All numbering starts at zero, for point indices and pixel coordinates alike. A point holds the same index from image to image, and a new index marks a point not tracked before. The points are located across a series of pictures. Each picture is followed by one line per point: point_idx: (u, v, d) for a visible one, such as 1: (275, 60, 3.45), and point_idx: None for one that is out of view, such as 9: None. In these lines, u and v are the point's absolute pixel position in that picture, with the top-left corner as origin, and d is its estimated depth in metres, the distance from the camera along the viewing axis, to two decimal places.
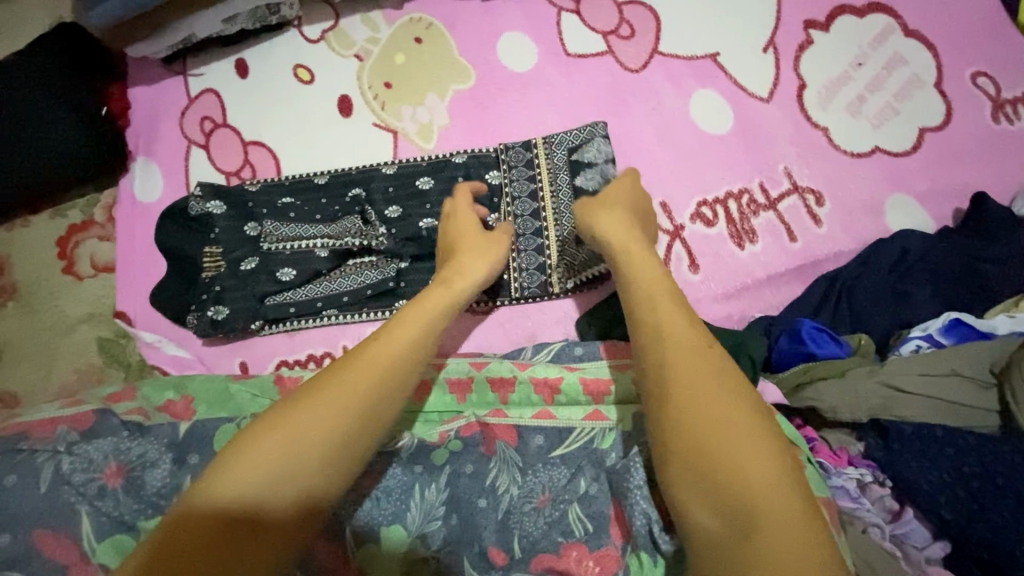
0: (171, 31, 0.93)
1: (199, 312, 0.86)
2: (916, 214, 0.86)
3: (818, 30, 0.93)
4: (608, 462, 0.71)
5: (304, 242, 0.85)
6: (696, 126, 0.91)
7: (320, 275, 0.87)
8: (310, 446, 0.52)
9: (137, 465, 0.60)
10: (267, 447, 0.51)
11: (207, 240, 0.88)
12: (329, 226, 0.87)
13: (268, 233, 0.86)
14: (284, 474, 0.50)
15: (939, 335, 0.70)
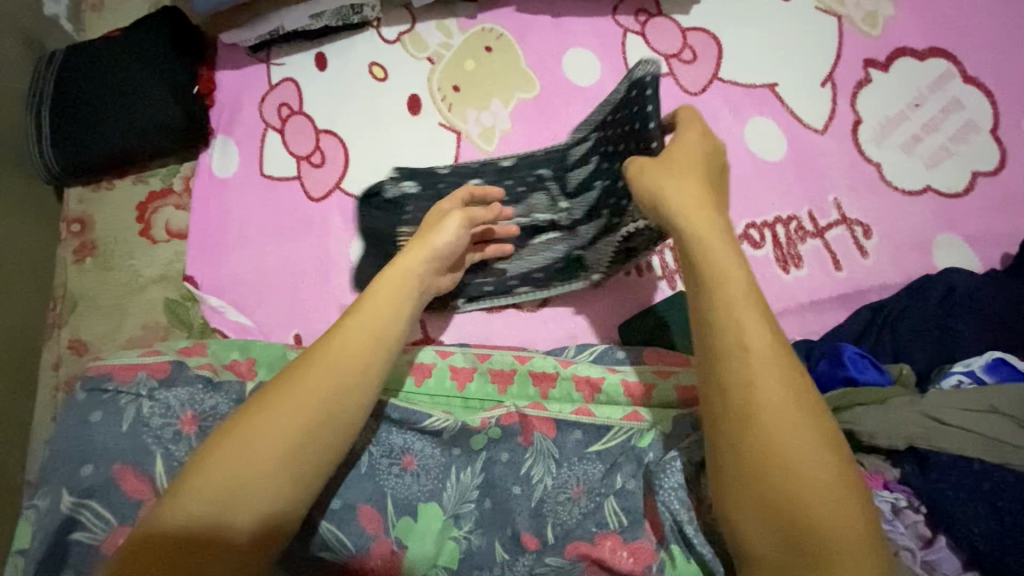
0: (263, 22, 1.00)
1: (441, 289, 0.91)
2: (964, 254, 0.87)
3: (877, 70, 0.96)
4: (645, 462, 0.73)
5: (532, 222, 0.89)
6: (750, 151, 0.94)
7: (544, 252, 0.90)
8: (278, 435, 0.55)
9: (210, 416, 0.63)
10: (236, 451, 0.54)
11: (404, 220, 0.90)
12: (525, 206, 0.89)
13: None
14: (261, 466, 0.54)
15: (982, 372, 0.71)
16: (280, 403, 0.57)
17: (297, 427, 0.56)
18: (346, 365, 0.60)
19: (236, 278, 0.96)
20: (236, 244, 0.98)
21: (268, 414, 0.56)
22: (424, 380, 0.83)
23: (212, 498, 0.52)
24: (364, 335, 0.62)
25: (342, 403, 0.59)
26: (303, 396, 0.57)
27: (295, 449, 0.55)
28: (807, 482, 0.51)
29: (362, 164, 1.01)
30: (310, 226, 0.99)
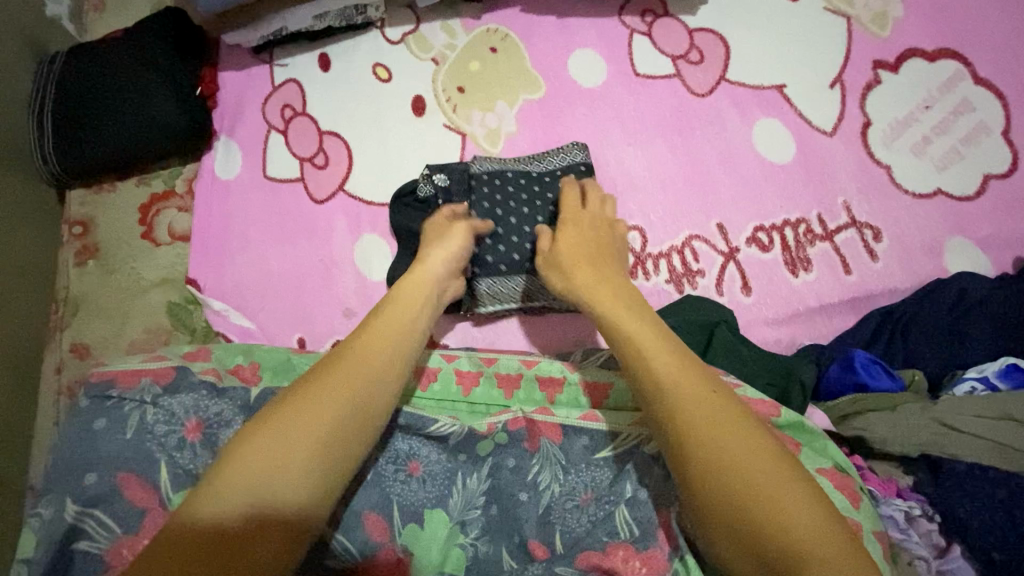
0: (266, 22, 0.99)
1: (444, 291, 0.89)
2: (975, 258, 0.86)
3: (887, 71, 0.95)
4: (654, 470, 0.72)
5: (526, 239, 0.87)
6: (758, 153, 0.93)
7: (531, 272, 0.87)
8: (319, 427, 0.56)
9: (214, 423, 0.62)
10: (269, 450, 0.54)
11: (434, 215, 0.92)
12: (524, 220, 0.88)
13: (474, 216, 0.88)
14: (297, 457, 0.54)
15: (997, 379, 0.70)
16: (319, 406, 0.57)
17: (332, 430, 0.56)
18: (379, 372, 0.61)
19: (240, 281, 0.96)
20: (239, 247, 0.97)
21: (304, 417, 0.56)
22: (430, 384, 0.82)
23: (244, 495, 0.52)
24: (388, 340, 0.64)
25: (374, 409, 0.59)
26: (337, 398, 0.58)
27: (328, 453, 0.55)
28: (754, 479, 0.52)
29: (366, 166, 1.00)
30: (314, 229, 0.98)
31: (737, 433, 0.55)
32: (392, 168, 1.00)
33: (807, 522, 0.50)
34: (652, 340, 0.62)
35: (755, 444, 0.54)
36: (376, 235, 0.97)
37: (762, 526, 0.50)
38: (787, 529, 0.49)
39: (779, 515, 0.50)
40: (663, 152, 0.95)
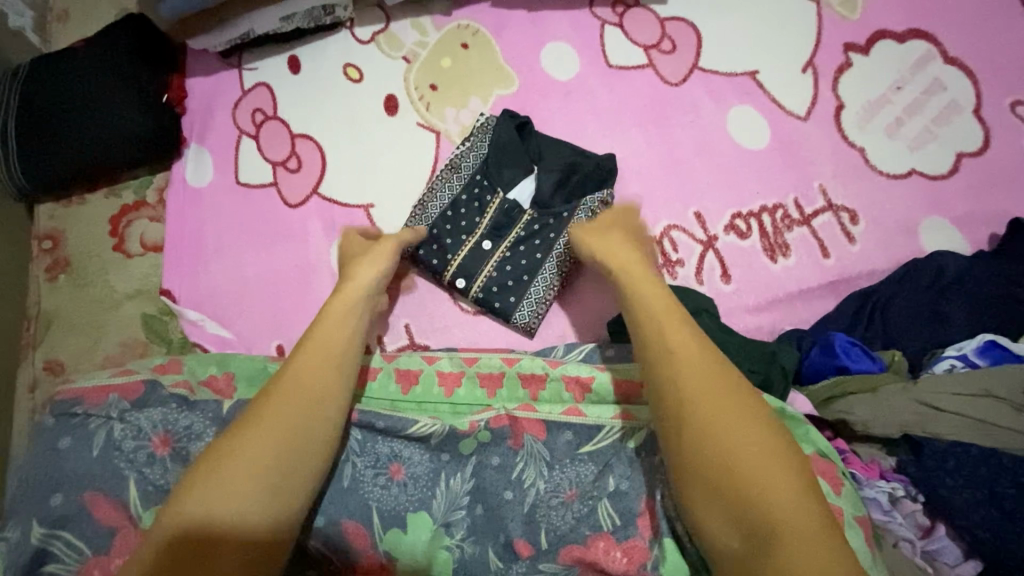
0: (233, 26, 0.98)
1: (522, 301, 0.87)
2: (952, 237, 0.85)
3: (858, 54, 0.95)
4: (639, 460, 0.72)
5: (503, 208, 0.88)
6: (734, 141, 0.93)
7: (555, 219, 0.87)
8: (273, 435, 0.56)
9: (184, 437, 0.61)
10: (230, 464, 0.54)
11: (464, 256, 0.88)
12: (496, 196, 0.88)
13: (463, 241, 0.88)
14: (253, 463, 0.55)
15: (975, 355, 0.70)
16: (270, 412, 0.57)
17: (289, 432, 0.56)
18: (324, 373, 0.61)
19: (213, 291, 0.94)
20: (213, 255, 0.96)
21: (259, 424, 0.57)
22: (412, 387, 0.81)
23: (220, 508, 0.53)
24: (326, 344, 0.62)
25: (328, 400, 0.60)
26: (288, 402, 0.58)
27: (280, 457, 0.55)
28: (727, 459, 0.53)
29: (339, 168, 0.99)
30: (288, 233, 0.96)
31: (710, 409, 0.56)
32: (366, 170, 0.99)
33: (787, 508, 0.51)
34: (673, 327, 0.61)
35: (737, 416, 0.55)
36: (352, 237, 0.96)
37: (732, 498, 0.52)
38: (759, 500, 0.51)
39: (755, 484, 0.52)
40: (639, 143, 0.95)
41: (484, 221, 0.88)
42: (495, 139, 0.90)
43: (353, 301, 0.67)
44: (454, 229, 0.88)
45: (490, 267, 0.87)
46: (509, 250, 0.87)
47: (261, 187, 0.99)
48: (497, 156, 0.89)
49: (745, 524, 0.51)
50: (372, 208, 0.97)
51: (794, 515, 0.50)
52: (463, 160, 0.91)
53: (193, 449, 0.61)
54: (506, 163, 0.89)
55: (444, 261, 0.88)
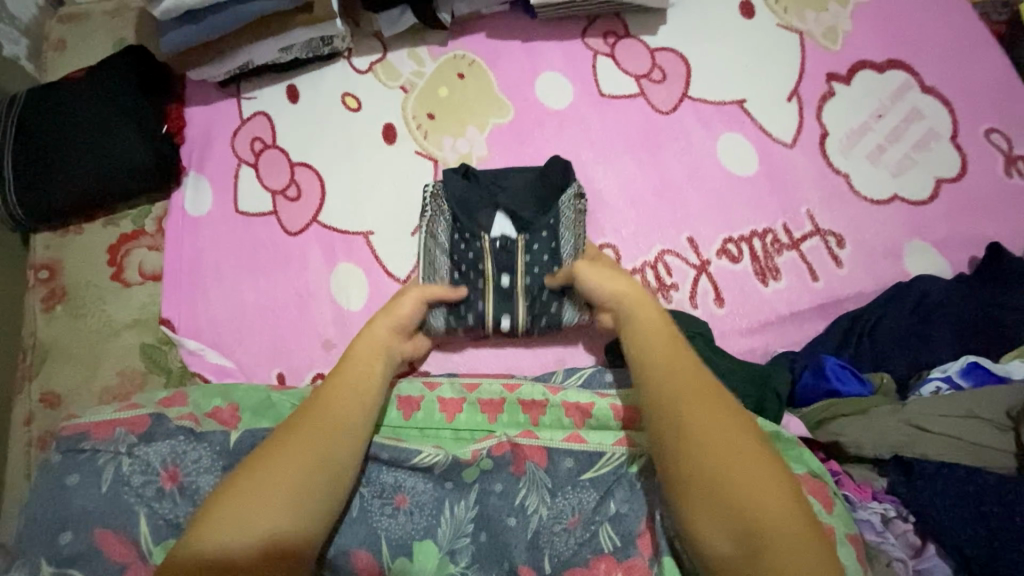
0: (230, 57, 1.00)
1: (554, 312, 0.87)
2: (933, 259, 0.88)
3: (840, 83, 0.99)
4: (639, 486, 0.73)
5: (490, 252, 0.87)
6: (724, 168, 0.96)
7: (545, 232, 0.88)
8: (300, 460, 0.58)
9: (193, 472, 0.61)
10: (243, 499, 0.55)
11: (477, 307, 0.87)
12: (483, 245, 0.88)
13: (468, 298, 0.87)
14: (286, 485, 0.56)
15: (959, 377, 0.73)
16: (281, 449, 0.59)
17: (298, 479, 0.57)
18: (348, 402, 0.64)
19: (213, 320, 0.94)
20: (212, 283, 0.96)
21: (268, 462, 0.58)
22: (413, 413, 0.82)
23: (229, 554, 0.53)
24: (347, 378, 0.66)
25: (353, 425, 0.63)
26: (305, 433, 0.60)
27: (311, 479, 0.58)
28: (733, 483, 0.54)
29: (338, 196, 1.00)
30: (287, 260, 0.97)
31: (717, 434, 0.57)
32: (365, 197, 1.00)
33: (784, 515, 0.53)
34: (668, 348, 0.64)
35: (735, 428, 0.57)
36: (352, 264, 0.97)
37: (736, 521, 0.53)
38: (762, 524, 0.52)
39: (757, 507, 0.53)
40: (632, 170, 0.97)
41: (488, 266, 0.87)
42: (455, 198, 0.89)
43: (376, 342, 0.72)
44: (472, 282, 0.88)
45: (523, 301, 0.87)
46: (528, 278, 0.86)
47: (260, 214, 1.00)
48: (464, 211, 0.89)
49: (749, 550, 0.52)
50: (371, 235, 0.98)
51: (794, 541, 0.51)
52: (434, 230, 0.90)
53: (201, 484, 0.61)
54: (479, 210, 0.89)
55: (479, 317, 0.87)
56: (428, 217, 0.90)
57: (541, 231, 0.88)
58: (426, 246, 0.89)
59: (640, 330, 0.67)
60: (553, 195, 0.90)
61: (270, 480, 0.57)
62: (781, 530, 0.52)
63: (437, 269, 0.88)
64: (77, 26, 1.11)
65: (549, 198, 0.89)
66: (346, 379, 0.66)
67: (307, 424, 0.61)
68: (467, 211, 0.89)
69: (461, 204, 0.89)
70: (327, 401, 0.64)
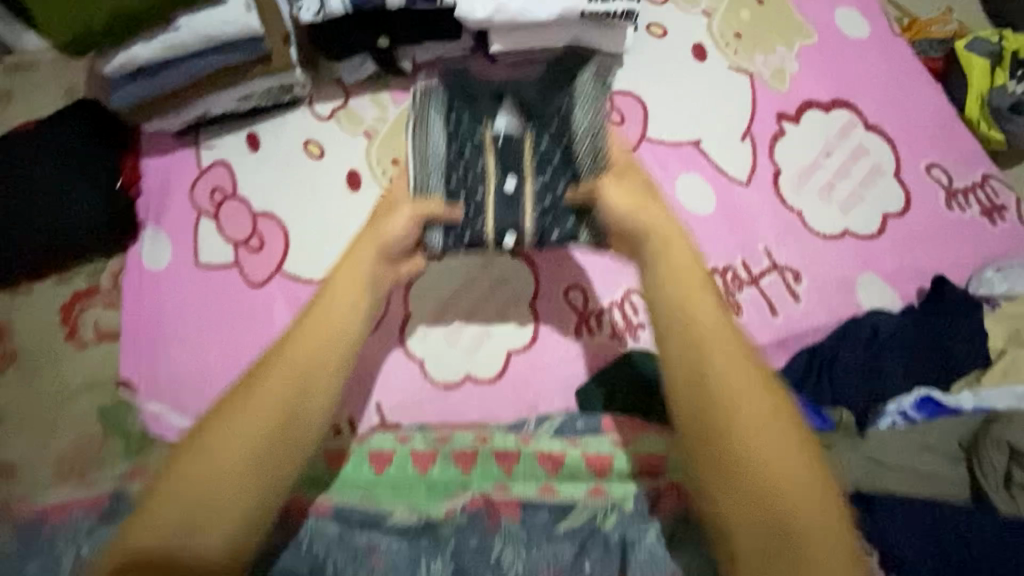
0: (187, 108, 0.98)
1: (562, 228, 0.83)
2: (884, 293, 0.92)
3: (789, 123, 1.03)
4: (614, 540, 0.70)
5: (491, 160, 0.81)
6: (684, 207, 0.99)
7: (557, 134, 0.82)
8: (243, 438, 0.60)
9: None
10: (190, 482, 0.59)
11: (478, 204, 0.80)
12: (488, 137, 0.82)
13: (472, 188, 0.80)
14: (227, 467, 0.59)
15: (912, 410, 0.76)
16: (216, 426, 0.61)
17: (258, 433, 0.60)
18: (291, 381, 0.63)
19: (176, 379, 0.92)
20: (174, 341, 0.94)
21: (208, 439, 0.61)
22: (385, 469, 0.82)
23: (188, 536, 0.57)
24: (297, 356, 0.65)
25: (291, 401, 0.63)
26: (244, 415, 0.61)
27: (251, 456, 0.60)
28: (773, 488, 0.58)
29: (303, 245, 0.99)
30: (252, 313, 0.95)
31: (754, 432, 0.60)
32: (330, 245, 0.99)
33: (816, 515, 0.57)
34: (722, 342, 0.65)
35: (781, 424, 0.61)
36: None
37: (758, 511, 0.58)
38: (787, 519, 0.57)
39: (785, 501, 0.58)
40: None
41: (491, 164, 0.81)
42: (453, 96, 0.83)
43: (332, 319, 0.68)
44: (468, 167, 0.80)
45: (531, 209, 0.82)
46: (537, 181, 0.81)
47: (221, 267, 0.98)
48: (462, 98, 0.83)
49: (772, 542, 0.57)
50: None
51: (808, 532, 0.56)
52: (425, 127, 0.81)
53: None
54: (480, 97, 0.83)
55: (479, 233, 0.81)
56: (413, 118, 0.82)
57: (551, 121, 0.82)
58: (411, 136, 0.81)
59: (698, 330, 0.66)
60: (582, 90, 0.82)
61: (241, 408, 0.62)
62: (803, 526, 0.56)
63: (438, 156, 0.80)
64: (26, 77, 1.08)
65: (581, 91, 0.82)
66: (316, 338, 0.66)
67: (265, 391, 0.63)
68: (460, 103, 0.83)
69: (462, 100, 0.83)
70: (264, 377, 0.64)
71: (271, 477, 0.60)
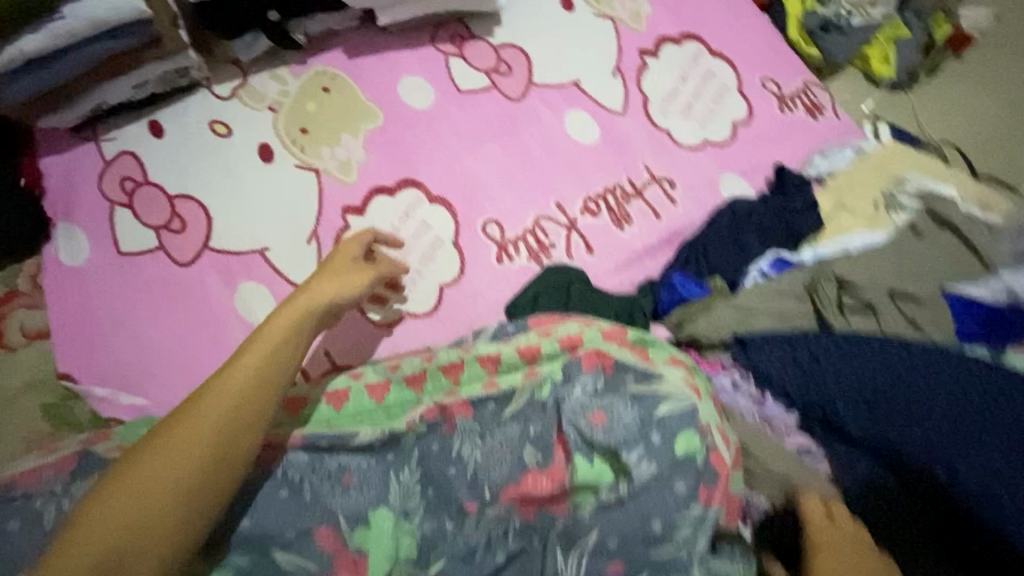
0: (83, 99, 0.99)
1: None
2: (741, 185, 1.11)
3: (650, 57, 1.19)
4: (549, 406, 0.80)
5: None
6: (574, 141, 1.12)
7: None
8: (180, 466, 0.64)
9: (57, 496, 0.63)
10: (129, 485, 0.63)
11: None
12: None
13: None
14: (181, 472, 0.64)
15: (767, 269, 0.95)
16: (145, 459, 0.64)
17: (200, 454, 0.65)
18: (240, 399, 0.69)
19: (115, 363, 0.92)
20: (109, 329, 0.94)
21: (136, 471, 0.63)
22: (344, 404, 0.88)
23: (170, 473, 0.64)
24: (249, 369, 0.71)
25: (251, 411, 0.70)
26: (199, 424, 0.67)
27: (190, 465, 0.65)
28: None
29: (226, 221, 1.03)
30: (186, 291, 0.98)
31: None
32: (254, 216, 1.04)
33: None
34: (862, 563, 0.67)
35: None
36: (254, 281, 1.00)
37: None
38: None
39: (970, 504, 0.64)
40: (498, 154, 1.11)
41: None
42: None
43: (299, 312, 0.78)
44: None
45: None
46: None
47: (145, 253, 0.99)
48: None
49: None
50: (267, 250, 1.02)
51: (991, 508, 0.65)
52: None
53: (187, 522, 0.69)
54: None
55: None
56: None
57: None
58: None
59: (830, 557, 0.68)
60: None
61: (163, 447, 0.65)
62: None
63: None
64: None
65: None
66: (253, 352, 0.73)
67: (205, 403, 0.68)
68: None
69: None
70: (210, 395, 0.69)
71: (189, 464, 0.65)
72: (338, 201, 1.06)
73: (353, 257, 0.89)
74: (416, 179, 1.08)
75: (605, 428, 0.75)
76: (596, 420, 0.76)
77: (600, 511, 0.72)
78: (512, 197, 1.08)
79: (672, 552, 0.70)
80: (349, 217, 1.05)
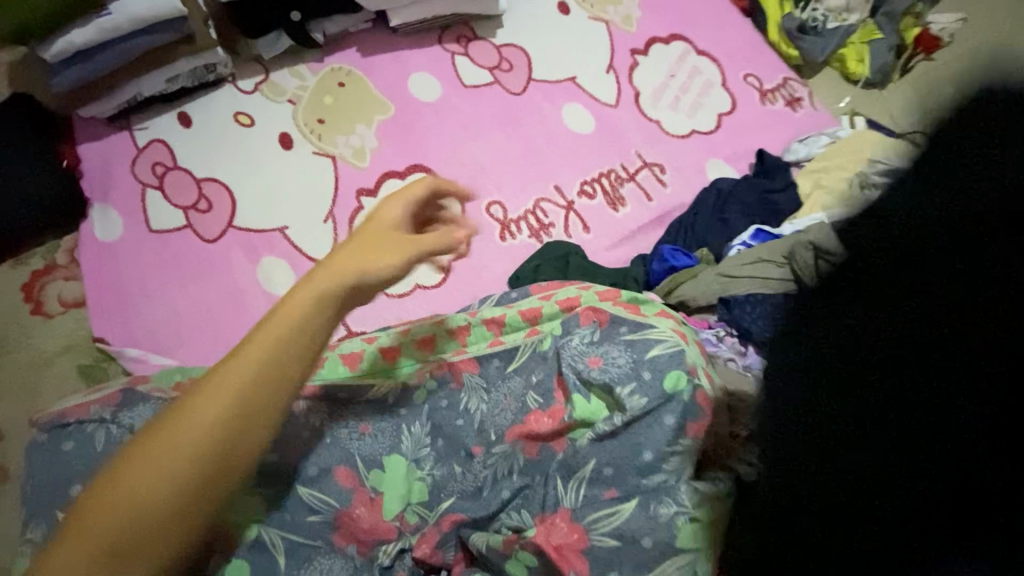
0: (120, 91, 1.08)
1: None
2: (727, 170, 1.20)
3: (641, 56, 1.29)
4: (549, 357, 0.88)
5: None
6: (570, 131, 1.21)
7: None
8: (168, 472, 0.54)
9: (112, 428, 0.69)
10: (127, 482, 0.54)
11: None
12: None
13: None
14: (173, 479, 0.54)
15: (751, 240, 1.02)
16: (138, 460, 0.55)
17: (194, 465, 0.55)
18: (240, 398, 0.57)
19: (144, 327, 1.00)
20: (141, 298, 1.02)
21: (135, 468, 0.54)
22: (357, 365, 0.90)
23: (172, 478, 0.54)
24: (262, 361, 0.58)
25: (260, 414, 0.58)
26: (196, 421, 0.55)
27: (179, 476, 0.54)
28: None
29: (250, 202, 1.11)
30: (211, 265, 1.06)
31: None
32: (274, 197, 1.12)
33: None
34: None
35: None
36: (276, 256, 1.08)
37: (893, 347, 0.39)
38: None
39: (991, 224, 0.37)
40: (501, 141, 1.20)
41: None
42: None
43: (330, 290, 0.62)
44: None
45: None
46: None
47: (174, 230, 1.07)
48: None
49: None
50: (287, 229, 1.10)
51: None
52: None
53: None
54: None
55: None
56: None
57: None
58: None
59: None
60: None
61: (154, 447, 0.55)
62: None
63: None
64: None
65: None
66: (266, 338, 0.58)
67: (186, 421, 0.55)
68: None
69: None
70: (208, 385, 0.57)
71: (181, 469, 0.54)
72: (352, 184, 1.14)
73: (393, 219, 0.71)
74: (426, 165, 1.17)
75: (601, 370, 0.82)
76: (593, 364, 0.83)
77: (598, 443, 0.78)
78: (514, 180, 1.17)
79: (664, 476, 0.75)
80: (362, 198, 1.14)
